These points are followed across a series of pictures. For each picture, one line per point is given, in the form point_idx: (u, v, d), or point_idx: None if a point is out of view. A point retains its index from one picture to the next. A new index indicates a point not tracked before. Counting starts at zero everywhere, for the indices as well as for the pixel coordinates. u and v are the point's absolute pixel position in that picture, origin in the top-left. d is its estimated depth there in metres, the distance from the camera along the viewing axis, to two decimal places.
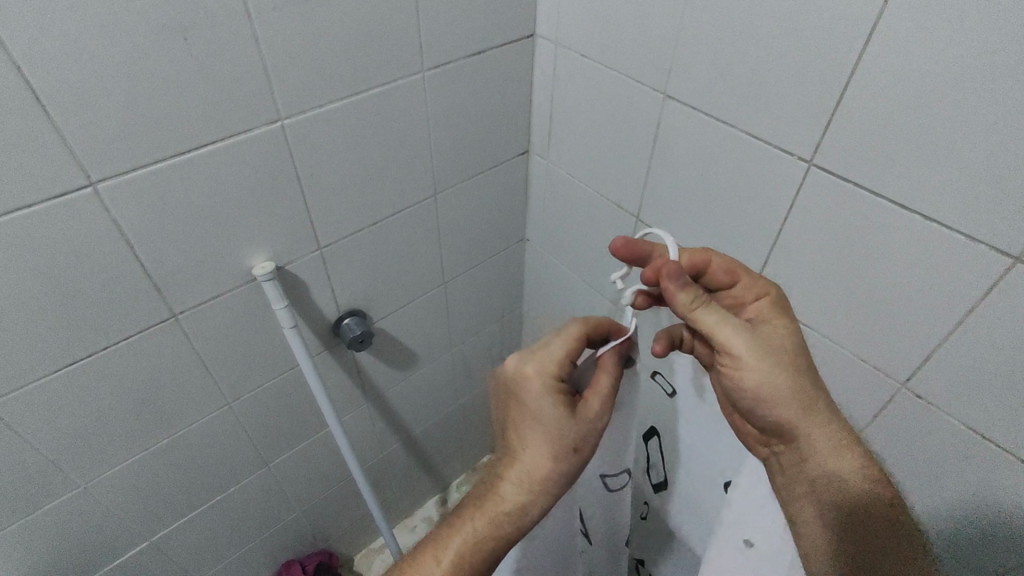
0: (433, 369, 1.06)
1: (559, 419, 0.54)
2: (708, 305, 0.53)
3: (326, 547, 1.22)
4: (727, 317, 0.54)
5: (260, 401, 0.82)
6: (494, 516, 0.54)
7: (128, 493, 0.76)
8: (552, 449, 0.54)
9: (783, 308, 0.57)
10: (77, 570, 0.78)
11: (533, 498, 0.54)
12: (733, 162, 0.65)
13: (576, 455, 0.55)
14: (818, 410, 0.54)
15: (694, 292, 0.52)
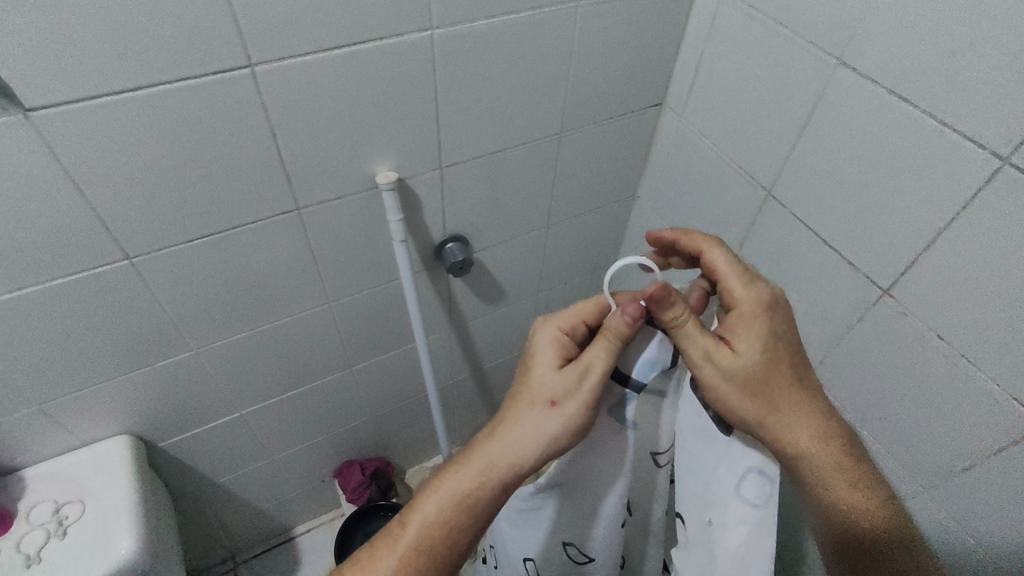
0: (518, 309, 1.07)
1: (537, 377, 0.59)
2: (688, 324, 0.55)
3: (386, 456, 1.28)
4: (707, 331, 0.56)
5: (358, 306, 0.85)
6: (469, 473, 0.58)
7: (230, 366, 0.82)
8: (538, 397, 0.58)
9: (767, 316, 0.57)
10: (178, 425, 0.86)
11: (512, 457, 0.57)
12: (903, 149, 0.58)
13: (551, 413, 0.57)
14: (802, 424, 0.56)
15: (674, 309, 0.55)
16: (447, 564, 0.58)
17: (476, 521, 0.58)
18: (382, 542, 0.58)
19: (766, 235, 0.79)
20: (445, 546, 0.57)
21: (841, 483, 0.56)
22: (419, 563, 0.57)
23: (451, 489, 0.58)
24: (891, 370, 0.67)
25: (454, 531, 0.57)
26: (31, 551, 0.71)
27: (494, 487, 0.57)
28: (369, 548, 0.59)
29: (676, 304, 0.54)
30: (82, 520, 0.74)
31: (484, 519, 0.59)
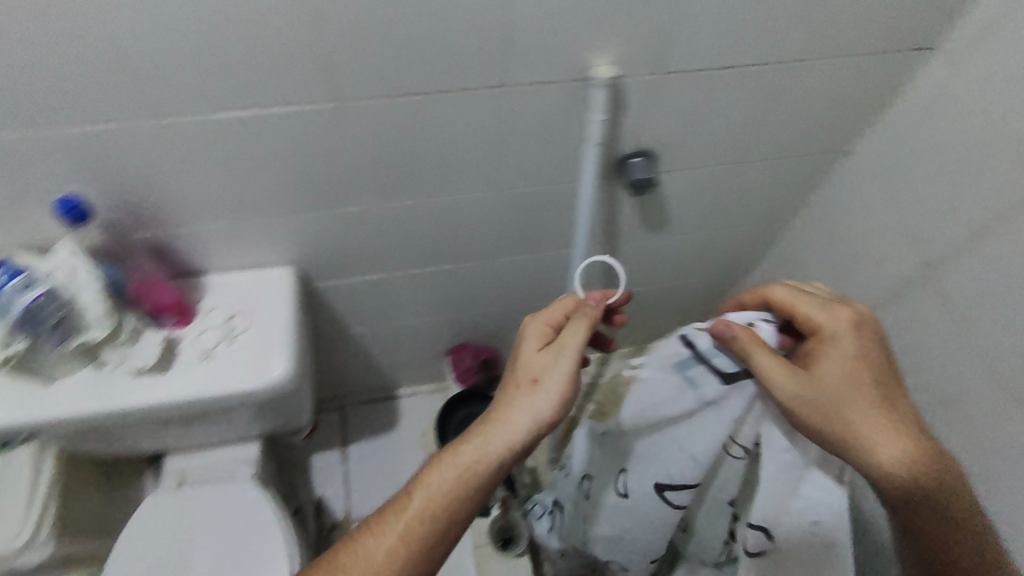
0: (673, 242, 1.01)
1: (524, 359, 0.64)
2: (764, 359, 0.60)
3: (499, 347, 1.32)
4: (783, 361, 0.60)
5: (523, 201, 0.83)
6: (471, 447, 0.61)
7: (393, 227, 0.84)
8: (525, 379, 0.63)
9: (838, 343, 0.62)
10: (334, 268, 0.92)
11: (508, 429, 0.61)
12: None
13: (538, 390, 0.61)
14: (887, 446, 0.60)
15: (742, 344, 0.61)
16: (453, 529, 0.60)
17: (478, 491, 0.60)
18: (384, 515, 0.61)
19: (1012, 234, 0.66)
20: (446, 518, 0.60)
21: (926, 498, 0.61)
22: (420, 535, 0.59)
23: (451, 463, 0.61)
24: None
25: (455, 502, 0.60)
26: (205, 349, 0.79)
27: (497, 458, 0.60)
28: (375, 517, 0.61)
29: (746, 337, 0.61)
30: (250, 332, 0.81)
31: (486, 491, 0.61)
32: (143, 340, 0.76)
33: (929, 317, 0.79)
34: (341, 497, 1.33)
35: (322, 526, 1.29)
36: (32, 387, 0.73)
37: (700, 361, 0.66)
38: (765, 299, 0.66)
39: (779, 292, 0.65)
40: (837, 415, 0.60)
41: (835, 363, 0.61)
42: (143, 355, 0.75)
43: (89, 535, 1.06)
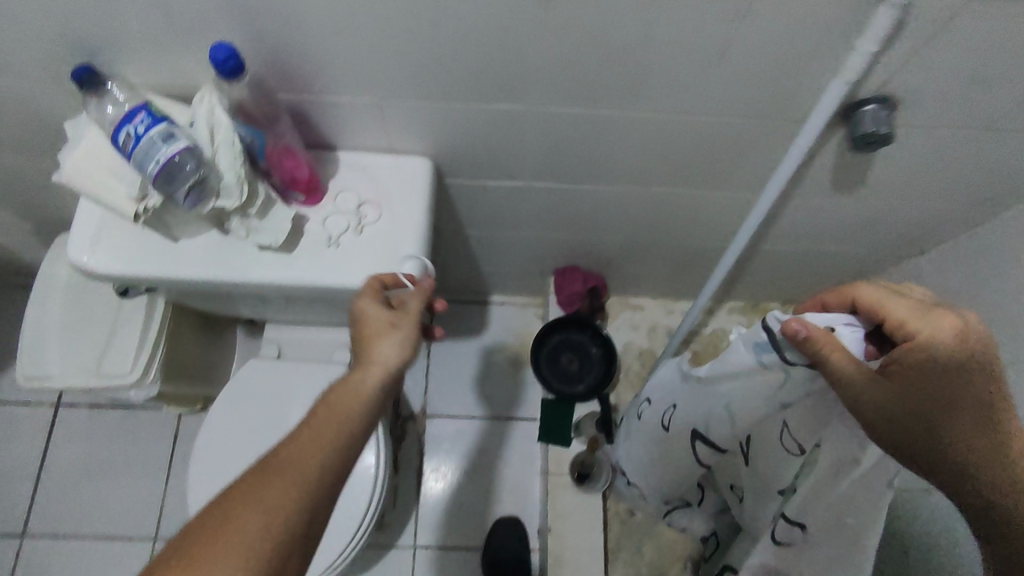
0: (851, 206, 0.87)
1: (369, 327, 0.64)
2: (836, 357, 0.57)
3: (606, 278, 1.23)
4: (860, 364, 0.56)
5: (708, 134, 0.71)
6: (356, 376, 0.60)
7: (551, 137, 0.74)
8: (376, 338, 0.63)
9: (932, 350, 0.54)
10: (469, 170, 0.83)
11: (383, 360, 0.61)
12: None
13: (393, 346, 0.62)
14: (965, 455, 0.55)
15: (816, 345, 0.57)
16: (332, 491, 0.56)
17: (374, 410, 0.60)
18: (284, 439, 0.56)
19: None
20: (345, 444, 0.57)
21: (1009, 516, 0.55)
22: (332, 450, 0.56)
23: (341, 386, 0.60)
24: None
25: (350, 418, 0.58)
26: (334, 235, 0.73)
27: (383, 377, 0.61)
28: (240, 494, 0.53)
29: (814, 340, 0.57)
30: (381, 225, 0.74)
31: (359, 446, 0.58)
32: (273, 214, 0.70)
33: None
34: (419, 389, 1.33)
35: (398, 414, 1.31)
36: (158, 241, 0.70)
37: (774, 348, 0.67)
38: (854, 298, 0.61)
39: (867, 293, 0.59)
40: (909, 428, 0.55)
41: (919, 377, 0.55)
42: (272, 233, 0.69)
43: (186, 380, 1.10)
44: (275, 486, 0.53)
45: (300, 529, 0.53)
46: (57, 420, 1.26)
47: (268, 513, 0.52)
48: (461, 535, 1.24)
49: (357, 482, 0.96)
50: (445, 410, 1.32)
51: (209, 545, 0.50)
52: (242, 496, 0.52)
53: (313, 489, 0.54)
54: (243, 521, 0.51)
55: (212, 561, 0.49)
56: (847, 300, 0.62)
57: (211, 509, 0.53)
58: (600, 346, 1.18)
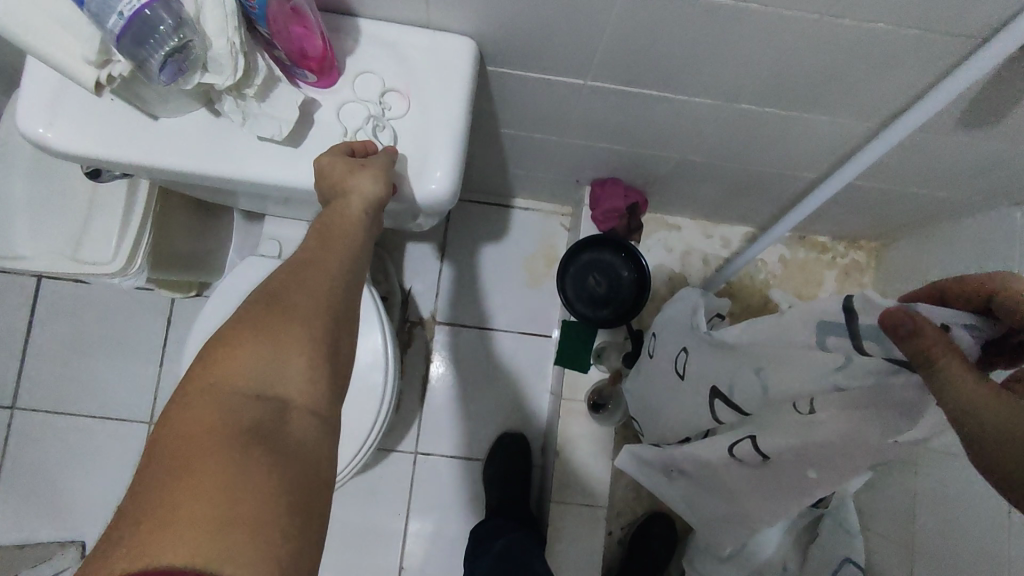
0: (969, 146, 0.73)
1: (334, 178, 0.56)
2: (948, 362, 0.47)
3: (648, 194, 1.09)
4: (982, 377, 0.46)
5: (839, 37, 0.56)
6: (337, 207, 0.56)
7: (636, 26, 0.58)
8: (343, 182, 0.56)
9: None
10: (521, 59, 0.67)
11: (361, 194, 0.55)
12: None
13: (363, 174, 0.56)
14: None
15: (923, 342, 0.48)
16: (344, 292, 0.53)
17: (366, 235, 0.58)
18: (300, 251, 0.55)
19: None
20: (346, 255, 0.55)
21: None
22: (352, 253, 0.55)
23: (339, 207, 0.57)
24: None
25: (357, 234, 0.56)
26: (352, 128, 0.60)
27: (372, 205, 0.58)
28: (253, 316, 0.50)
29: (917, 337, 0.48)
30: (409, 120, 0.61)
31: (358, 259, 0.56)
32: (275, 97, 0.56)
33: None
34: (430, 294, 1.24)
35: (405, 318, 1.23)
36: (127, 112, 0.56)
37: (850, 333, 0.59)
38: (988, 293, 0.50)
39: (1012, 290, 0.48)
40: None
41: None
42: (274, 122, 0.55)
43: (178, 267, 0.99)
44: (314, 277, 0.52)
45: (345, 316, 0.52)
46: (41, 290, 1.17)
47: (315, 298, 0.51)
48: (464, 445, 1.21)
49: (361, 397, 0.88)
50: (456, 319, 1.24)
51: (267, 326, 0.49)
52: (260, 316, 0.49)
53: (344, 285, 0.53)
54: (296, 305, 0.50)
55: (273, 337, 0.48)
56: (978, 293, 0.51)
57: (245, 311, 0.50)
58: (634, 270, 1.06)
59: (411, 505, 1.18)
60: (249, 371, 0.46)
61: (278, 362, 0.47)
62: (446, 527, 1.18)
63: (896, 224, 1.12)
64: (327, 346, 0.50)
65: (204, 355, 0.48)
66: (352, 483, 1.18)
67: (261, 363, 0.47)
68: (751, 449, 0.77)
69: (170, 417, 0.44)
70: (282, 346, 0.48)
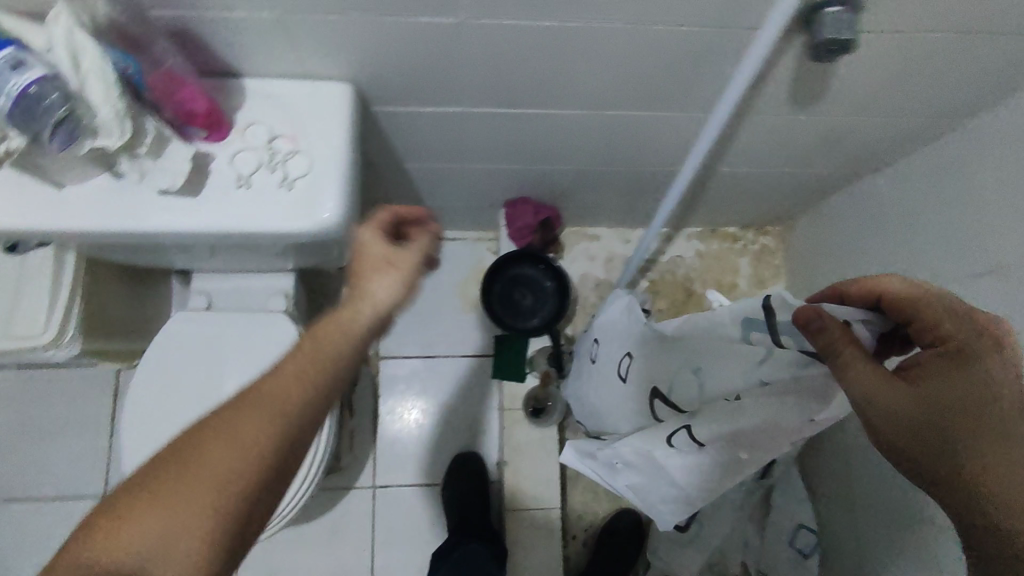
0: (812, 125, 0.82)
1: (365, 260, 0.58)
2: (848, 352, 0.53)
3: (560, 209, 1.17)
4: (875, 364, 0.53)
5: (655, 47, 0.63)
6: (342, 314, 0.56)
7: (486, 56, 0.66)
8: (375, 281, 0.57)
9: (969, 357, 0.52)
10: (396, 97, 0.74)
11: (382, 295, 0.57)
12: None
13: (388, 276, 0.57)
14: (978, 466, 0.51)
15: (832, 335, 0.54)
16: (278, 456, 0.50)
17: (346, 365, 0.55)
18: (265, 373, 0.53)
19: None
20: (295, 412, 0.51)
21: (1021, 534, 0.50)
22: (308, 387, 0.52)
23: (336, 321, 0.55)
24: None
25: (317, 371, 0.53)
26: (245, 173, 0.65)
27: (371, 315, 0.56)
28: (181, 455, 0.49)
29: (824, 329, 0.54)
30: (298, 160, 0.67)
31: (308, 413, 0.52)
32: (170, 153, 0.62)
33: None
34: None
35: None
36: (35, 185, 0.61)
37: (770, 330, 0.69)
38: (876, 293, 0.57)
39: (892, 291, 0.56)
40: (916, 422, 0.52)
41: (940, 379, 0.52)
42: (170, 175, 0.62)
43: (117, 337, 1.03)
44: (243, 433, 0.49)
45: (268, 476, 0.50)
46: None
47: (240, 444, 0.49)
48: (420, 474, 1.24)
49: None
50: (399, 352, 1.28)
51: (187, 466, 0.48)
52: (184, 460, 0.49)
53: (280, 441, 0.50)
54: (216, 457, 0.48)
55: (188, 486, 0.48)
56: (863, 293, 0.58)
57: (183, 440, 0.50)
58: (554, 279, 1.13)
59: (377, 541, 1.20)
60: (142, 530, 0.47)
61: (173, 522, 0.47)
62: (413, 558, 1.20)
63: (790, 205, 1.21)
64: (232, 514, 0.48)
65: (134, 478, 0.49)
66: (315, 526, 1.20)
67: (157, 521, 0.47)
68: (688, 437, 0.78)
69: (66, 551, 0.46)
70: (181, 507, 0.47)
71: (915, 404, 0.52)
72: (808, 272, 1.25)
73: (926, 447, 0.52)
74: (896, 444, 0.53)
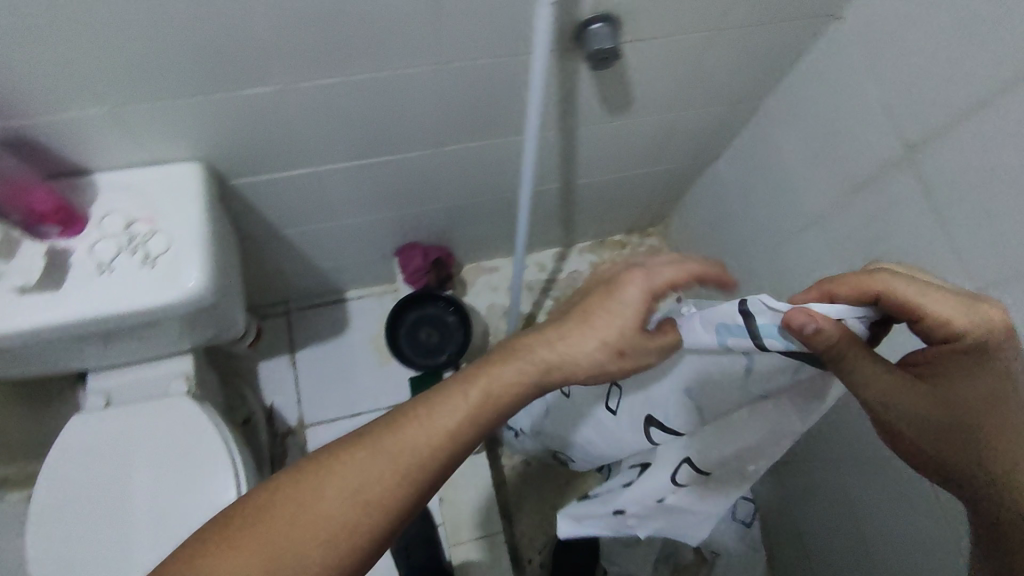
0: (635, 127, 0.92)
1: (612, 322, 0.55)
2: (854, 358, 0.48)
3: (450, 247, 1.24)
4: (885, 369, 0.49)
5: (463, 82, 0.71)
6: (503, 372, 0.55)
7: (313, 115, 0.71)
8: (587, 356, 0.56)
9: (977, 348, 0.49)
10: (248, 168, 0.79)
11: (585, 368, 0.56)
12: None
13: (606, 360, 0.56)
14: (987, 458, 0.49)
15: (830, 339, 0.47)
16: (404, 511, 0.52)
17: (482, 436, 0.55)
18: (416, 411, 0.53)
19: (1004, 114, 0.59)
20: (425, 473, 0.52)
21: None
22: (438, 452, 0.52)
23: (492, 380, 0.54)
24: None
25: (461, 440, 0.53)
26: (104, 260, 0.69)
27: (535, 378, 0.55)
28: (322, 475, 0.51)
29: (824, 334, 0.47)
30: (157, 239, 0.70)
31: (441, 476, 0.53)
32: (22, 253, 0.65)
33: (905, 208, 0.73)
34: (292, 403, 1.29)
35: (275, 434, 1.27)
36: None
37: (751, 337, 0.53)
38: (878, 291, 0.49)
39: (897, 287, 0.49)
40: (926, 419, 0.49)
41: (949, 373, 0.49)
42: (22, 272, 0.65)
43: None
44: (375, 474, 0.51)
45: (383, 529, 0.51)
46: None
47: (356, 500, 0.51)
48: None
49: None
50: (323, 417, 1.29)
51: (302, 505, 0.50)
52: (319, 481, 0.51)
53: (403, 497, 0.51)
54: (343, 483, 0.51)
55: (307, 531, 0.50)
56: (860, 289, 0.50)
57: (328, 453, 0.53)
58: (456, 313, 1.19)
59: None
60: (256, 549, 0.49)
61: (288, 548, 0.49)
62: None
63: (659, 205, 1.30)
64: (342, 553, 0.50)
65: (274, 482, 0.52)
66: None
67: (270, 542, 0.49)
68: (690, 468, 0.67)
69: (191, 551, 0.49)
70: (296, 539, 0.49)
71: (926, 404, 0.49)
72: (690, 261, 1.35)
73: (949, 445, 0.49)
74: (915, 441, 0.50)
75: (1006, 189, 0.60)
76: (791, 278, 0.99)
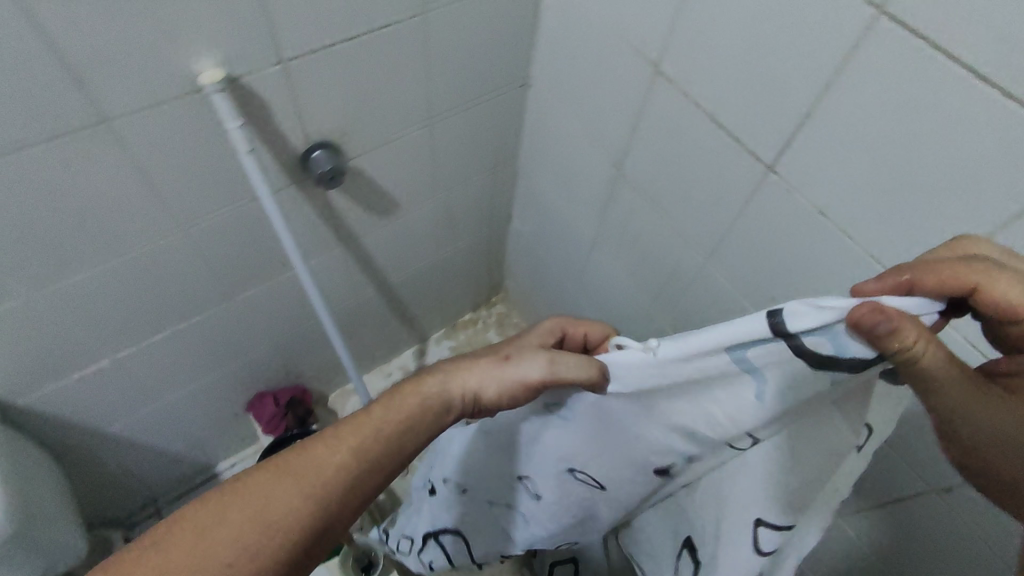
0: (414, 219, 1.00)
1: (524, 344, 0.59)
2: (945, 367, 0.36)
3: (302, 383, 1.25)
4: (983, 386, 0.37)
5: (217, 234, 0.76)
6: (417, 381, 0.56)
7: (79, 312, 0.72)
8: (493, 361, 0.57)
9: None
10: (32, 384, 0.77)
11: (484, 379, 0.56)
12: (778, 26, 0.52)
13: (505, 365, 0.56)
14: None
15: (911, 343, 0.35)
16: (308, 537, 0.49)
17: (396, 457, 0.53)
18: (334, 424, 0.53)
19: (653, 123, 0.72)
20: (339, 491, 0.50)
21: None
22: (346, 469, 0.50)
23: (397, 393, 0.55)
24: (796, 246, 0.64)
25: (371, 453, 0.52)
26: None
27: (433, 387, 0.55)
28: (232, 494, 0.48)
29: (906, 340, 0.35)
30: None
31: (352, 497, 0.51)
32: None
33: (639, 212, 0.84)
34: None
35: None
36: None
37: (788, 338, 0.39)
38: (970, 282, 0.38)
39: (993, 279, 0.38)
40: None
41: None
42: None
43: None
44: (284, 491, 0.48)
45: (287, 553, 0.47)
46: None
47: (264, 518, 0.47)
48: None
49: None
50: None
51: (205, 529, 0.46)
52: (228, 501, 0.47)
53: (310, 518, 0.48)
54: (251, 502, 0.47)
55: (201, 557, 0.45)
56: (949, 282, 0.38)
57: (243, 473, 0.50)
58: None
59: None
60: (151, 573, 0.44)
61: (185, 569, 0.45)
62: None
63: (486, 275, 1.39)
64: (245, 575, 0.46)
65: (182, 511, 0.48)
66: None
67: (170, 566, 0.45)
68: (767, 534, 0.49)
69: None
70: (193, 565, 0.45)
71: None
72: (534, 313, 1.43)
73: None
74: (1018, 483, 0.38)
75: (687, 175, 0.72)
76: (602, 297, 1.09)
